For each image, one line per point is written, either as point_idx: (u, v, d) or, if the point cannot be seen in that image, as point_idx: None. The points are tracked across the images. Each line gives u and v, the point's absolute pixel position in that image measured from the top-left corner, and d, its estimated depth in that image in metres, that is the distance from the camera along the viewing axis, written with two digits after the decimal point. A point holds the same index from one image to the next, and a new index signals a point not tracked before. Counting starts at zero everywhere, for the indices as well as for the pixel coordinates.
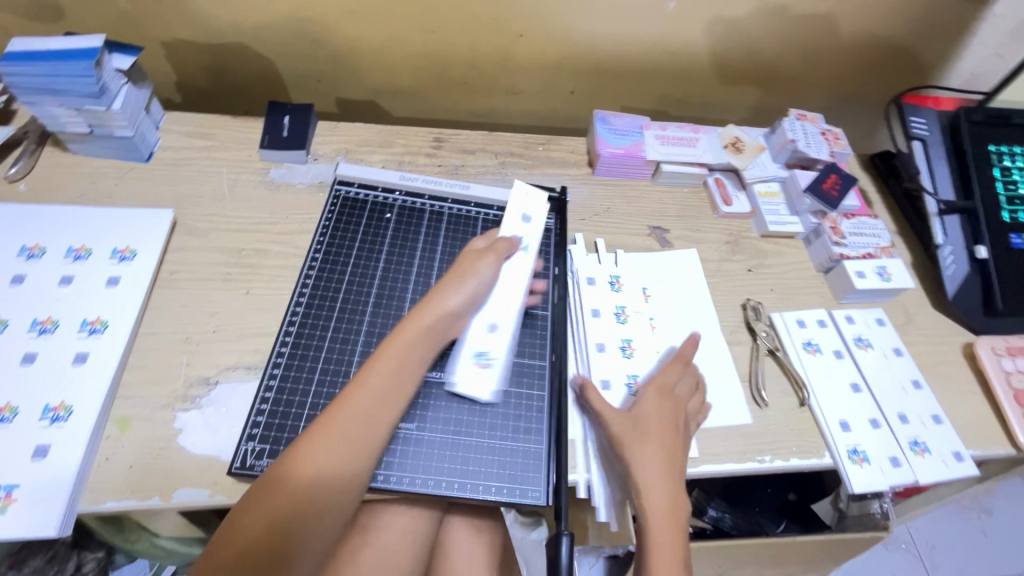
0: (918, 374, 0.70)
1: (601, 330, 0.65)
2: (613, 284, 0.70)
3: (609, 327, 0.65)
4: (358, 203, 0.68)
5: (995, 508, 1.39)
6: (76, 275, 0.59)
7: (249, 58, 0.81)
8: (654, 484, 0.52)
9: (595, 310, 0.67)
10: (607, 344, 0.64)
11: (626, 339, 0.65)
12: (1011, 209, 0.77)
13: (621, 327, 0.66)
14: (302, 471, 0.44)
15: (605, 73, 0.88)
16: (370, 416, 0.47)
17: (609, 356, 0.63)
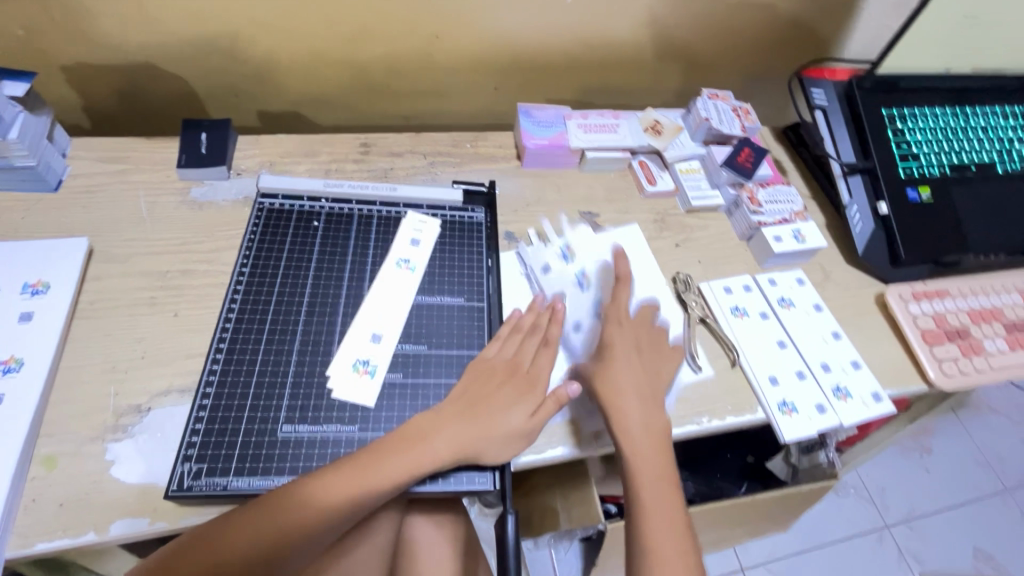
0: (838, 326, 0.76)
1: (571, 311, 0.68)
2: (566, 255, 0.73)
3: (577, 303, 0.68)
4: (284, 214, 0.67)
5: (934, 446, 1.49)
6: None
7: (159, 77, 0.78)
8: (629, 396, 0.60)
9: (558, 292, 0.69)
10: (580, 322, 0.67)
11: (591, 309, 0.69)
12: (906, 166, 0.84)
13: (584, 298, 0.69)
14: (309, 500, 0.47)
15: (525, 67, 0.90)
16: (382, 472, 0.50)
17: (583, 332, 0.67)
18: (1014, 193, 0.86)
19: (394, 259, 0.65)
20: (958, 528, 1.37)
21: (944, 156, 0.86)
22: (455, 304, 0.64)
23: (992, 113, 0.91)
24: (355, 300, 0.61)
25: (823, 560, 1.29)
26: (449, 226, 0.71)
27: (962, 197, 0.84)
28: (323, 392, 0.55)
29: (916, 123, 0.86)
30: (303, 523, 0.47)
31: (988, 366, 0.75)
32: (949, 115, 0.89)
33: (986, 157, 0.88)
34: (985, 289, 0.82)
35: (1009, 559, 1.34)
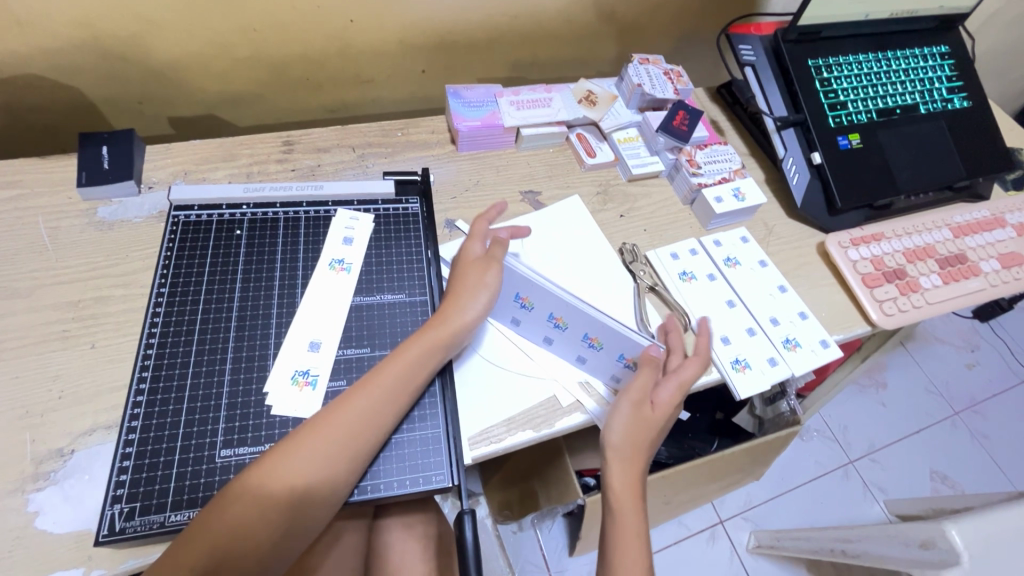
0: (783, 280, 0.77)
1: (532, 328, 0.64)
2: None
3: (536, 322, 0.63)
4: (202, 226, 0.64)
5: (888, 380, 1.57)
6: None
7: (46, 90, 0.71)
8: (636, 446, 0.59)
9: (512, 319, 0.64)
10: (551, 337, 0.63)
11: (551, 319, 0.61)
12: (835, 115, 0.85)
13: (538, 316, 0.62)
14: (261, 489, 0.46)
15: (451, 47, 0.87)
16: (330, 443, 0.49)
17: (567, 345, 0.63)
18: (937, 133, 0.89)
19: (327, 261, 0.63)
20: (916, 455, 1.45)
21: (870, 102, 0.87)
22: (397, 301, 0.62)
23: (911, 55, 0.93)
24: (288, 308, 0.59)
25: (795, 502, 1.35)
26: (383, 221, 0.68)
27: (889, 140, 0.86)
28: (263, 410, 0.53)
29: (842, 71, 0.87)
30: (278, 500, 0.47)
31: (925, 302, 0.78)
32: (872, 60, 0.90)
33: (909, 100, 0.90)
34: (917, 228, 0.85)
35: (962, 477, 1.43)
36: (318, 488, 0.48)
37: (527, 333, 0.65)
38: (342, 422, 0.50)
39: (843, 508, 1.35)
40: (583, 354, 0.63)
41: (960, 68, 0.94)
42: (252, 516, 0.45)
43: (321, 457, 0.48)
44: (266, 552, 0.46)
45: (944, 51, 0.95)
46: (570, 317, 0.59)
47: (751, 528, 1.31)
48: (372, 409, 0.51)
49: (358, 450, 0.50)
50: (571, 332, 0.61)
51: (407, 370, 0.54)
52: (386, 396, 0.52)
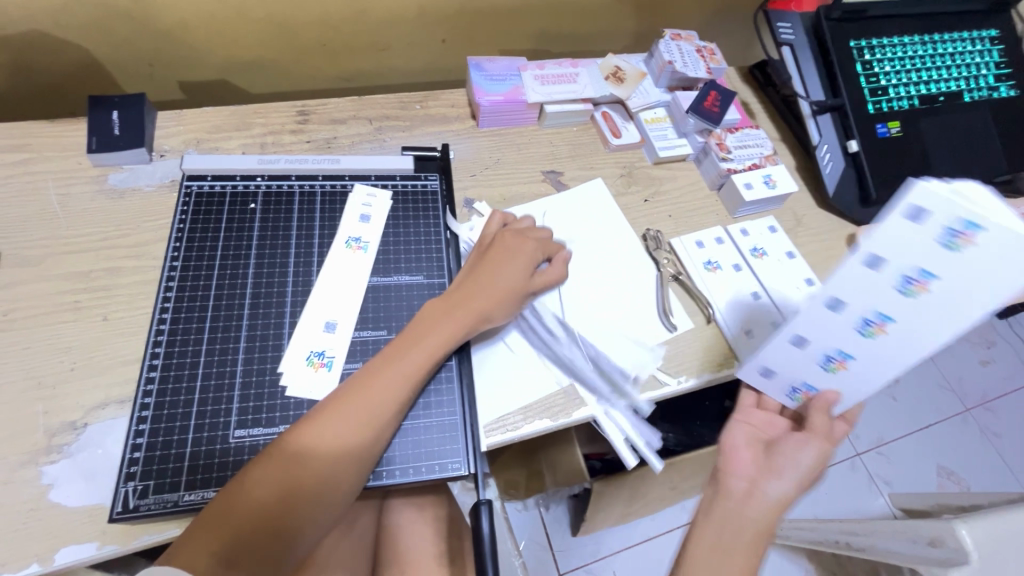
0: (811, 273, 0.74)
1: (852, 290, 0.45)
2: (952, 238, 0.38)
3: (874, 295, 0.44)
4: (215, 197, 0.62)
5: (901, 375, 1.54)
6: None
7: (55, 48, 0.68)
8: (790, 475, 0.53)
9: (875, 259, 0.42)
10: (844, 312, 0.47)
11: (881, 318, 0.46)
12: (876, 100, 0.81)
13: (888, 304, 0.44)
14: (275, 478, 0.45)
15: (473, 16, 0.83)
16: (347, 434, 0.47)
17: (834, 330, 0.49)
18: (982, 124, 0.84)
19: (343, 238, 0.61)
20: (924, 451, 1.44)
21: (912, 88, 0.83)
22: (414, 282, 0.60)
23: (959, 39, 0.88)
24: (303, 288, 0.57)
25: (800, 493, 1.35)
26: (401, 198, 0.66)
27: (930, 129, 0.82)
28: (277, 390, 0.52)
29: (885, 53, 0.83)
30: (295, 491, 0.45)
31: None
32: (917, 43, 0.85)
33: (953, 87, 0.85)
34: None
35: (970, 474, 1.43)
36: (345, 466, 0.47)
37: (847, 280, 0.44)
38: (363, 401, 0.49)
39: (848, 501, 1.35)
40: (813, 345, 0.51)
41: (1010, 54, 0.89)
42: (278, 498, 0.45)
43: (342, 437, 0.47)
44: (286, 544, 0.45)
45: (994, 35, 0.89)
46: (888, 341, 0.47)
47: None
48: (392, 397, 0.50)
49: (377, 436, 0.49)
50: (852, 337, 0.48)
51: (425, 358, 0.52)
52: (402, 383, 0.51)
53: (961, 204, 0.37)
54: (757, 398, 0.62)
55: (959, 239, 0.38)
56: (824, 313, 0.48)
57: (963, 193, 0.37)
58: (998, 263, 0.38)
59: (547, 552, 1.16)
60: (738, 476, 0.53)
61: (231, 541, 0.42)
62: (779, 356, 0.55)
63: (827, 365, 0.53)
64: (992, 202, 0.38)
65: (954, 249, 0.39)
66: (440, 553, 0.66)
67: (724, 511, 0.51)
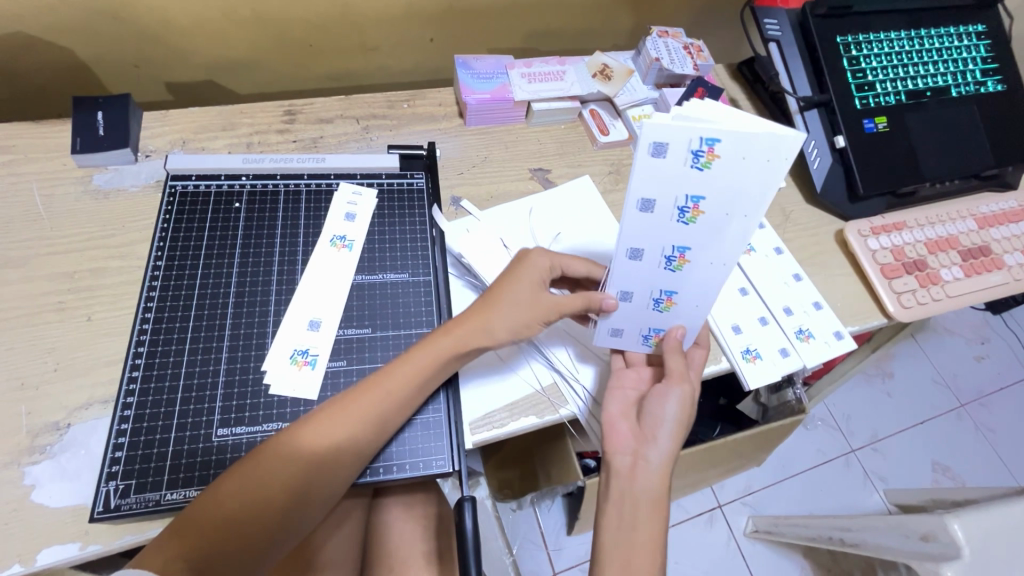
0: (799, 268, 0.74)
1: (635, 229, 0.47)
2: (699, 159, 0.42)
3: (659, 232, 0.47)
4: (200, 197, 0.62)
5: (895, 371, 1.55)
6: None
7: (40, 50, 0.68)
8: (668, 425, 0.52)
9: (646, 200, 0.45)
10: (646, 257, 0.49)
11: (678, 248, 0.48)
12: (862, 96, 0.81)
13: (678, 235, 0.47)
14: (248, 488, 0.44)
15: (460, 15, 0.83)
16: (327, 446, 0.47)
17: (641, 271, 0.50)
18: (968, 119, 0.85)
19: (328, 237, 0.61)
20: (919, 446, 1.44)
21: (899, 83, 0.83)
22: (399, 280, 0.60)
23: (946, 34, 0.88)
24: (287, 288, 0.57)
25: (795, 490, 1.35)
26: (386, 196, 0.66)
27: (917, 124, 0.82)
28: (261, 389, 0.52)
29: (871, 49, 0.83)
30: (267, 500, 0.45)
31: (944, 295, 0.75)
32: (903, 38, 0.86)
33: (940, 82, 0.85)
34: (941, 218, 0.82)
35: (965, 469, 1.43)
36: (322, 473, 0.47)
37: (631, 224, 0.47)
38: (348, 417, 0.48)
39: (843, 497, 1.35)
40: (641, 294, 0.52)
41: (996, 48, 0.89)
42: (251, 507, 0.44)
43: (321, 444, 0.47)
44: (255, 554, 0.45)
45: (980, 30, 0.90)
46: (694, 268, 0.50)
47: (749, 514, 1.31)
48: (380, 413, 0.49)
49: (358, 451, 0.48)
50: (666, 277, 0.51)
51: (416, 375, 0.51)
52: (392, 400, 0.50)
53: (692, 129, 0.41)
54: (624, 357, 0.59)
55: (702, 157, 0.43)
56: (635, 264, 0.50)
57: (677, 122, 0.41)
58: (770, 160, 0.42)
59: (541, 550, 1.16)
60: (619, 453, 0.52)
61: (201, 549, 0.42)
62: (623, 315, 0.54)
63: (660, 307, 0.54)
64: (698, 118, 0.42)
65: (703, 169, 0.43)
66: (429, 552, 0.65)
67: (619, 492, 0.51)
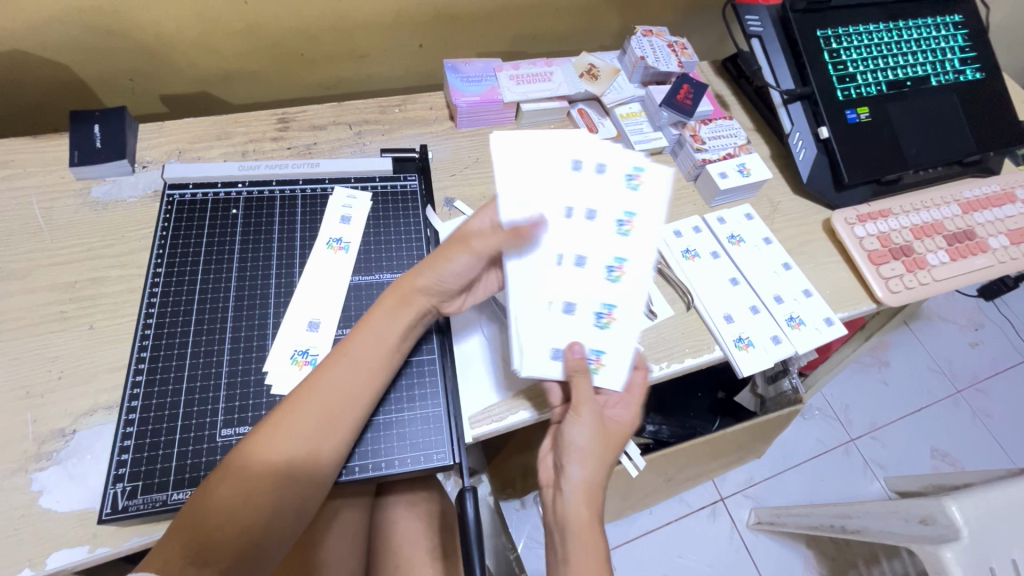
0: (788, 257, 0.76)
1: (587, 238, 0.55)
2: (632, 178, 0.57)
3: (600, 238, 0.55)
4: (197, 205, 0.63)
5: (891, 359, 1.56)
6: None
7: (36, 66, 0.69)
8: (579, 451, 0.53)
9: (566, 207, 0.55)
10: (589, 265, 0.54)
11: (618, 259, 0.55)
12: (844, 87, 0.82)
13: (617, 245, 0.55)
14: (227, 489, 0.44)
15: (448, 21, 0.84)
16: (300, 441, 0.47)
17: (551, 277, 0.54)
18: (949, 107, 0.86)
19: (324, 240, 0.62)
20: (917, 433, 1.45)
21: (879, 74, 0.85)
22: (396, 280, 0.61)
23: (924, 25, 0.90)
24: (286, 290, 0.58)
25: (796, 480, 1.36)
26: (381, 199, 0.67)
27: (899, 114, 0.84)
28: (263, 390, 0.53)
29: (851, 42, 0.85)
30: (250, 502, 0.45)
31: (931, 279, 0.77)
32: (882, 30, 0.88)
33: (920, 72, 0.87)
34: (926, 204, 0.84)
35: (963, 454, 1.44)
36: (313, 465, 0.47)
37: (574, 226, 0.55)
38: (317, 408, 0.48)
39: (844, 486, 1.36)
40: (582, 310, 0.54)
41: (974, 37, 0.91)
42: (237, 510, 0.44)
43: (295, 438, 0.46)
44: (249, 552, 0.45)
45: (957, 20, 0.92)
46: (631, 280, 0.55)
47: (752, 506, 1.32)
48: (353, 399, 0.50)
49: (335, 440, 0.48)
50: (608, 288, 0.54)
51: (380, 350, 0.52)
52: (359, 381, 0.50)
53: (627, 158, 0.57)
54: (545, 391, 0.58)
55: (636, 180, 0.57)
56: (580, 274, 0.54)
57: (600, 150, 0.57)
58: (661, 183, 0.57)
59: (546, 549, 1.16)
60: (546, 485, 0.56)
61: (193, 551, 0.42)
62: (564, 336, 0.53)
63: (601, 323, 0.54)
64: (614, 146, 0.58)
65: (634, 187, 0.57)
66: (433, 548, 0.66)
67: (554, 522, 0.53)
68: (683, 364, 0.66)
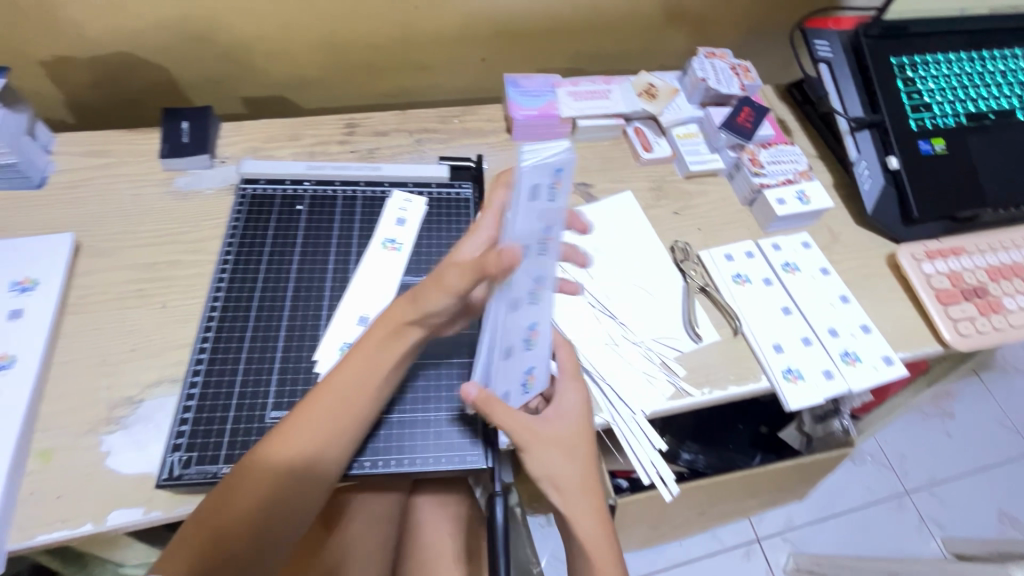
0: (846, 290, 0.73)
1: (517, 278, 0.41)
2: (552, 188, 0.39)
3: (533, 268, 0.42)
4: (267, 199, 0.67)
5: (957, 410, 1.45)
6: (25, 308, 0.57)
7: (139, 67, 0.77)
8: (558, 466, 0.53)
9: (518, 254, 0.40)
10: (521, 303, 0.44)
11: (542, 278, 0.44)
12: (918, 117, 0.79)
13: (543, 267, 0.43)
14: (236, 497, 0.46)
15: (510, 37, 0.87)
16: (307, 445, 0.48)
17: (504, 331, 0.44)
18: None
19: (379, 239, 0.64)
20: (981, 493, 1.34)
21: (958, 105, 0.81)
22: None
23: (1011, 56, 0.85)
24: (341, 283, 0.61)
25: (842, 529, 1.28)
26: (435, 204, 0.69)
27: (978, 148, 0.79)
28: (311, 377, 0.55)
29: (928, 70, 0.81)
30: (255, 507, 0.46)
31: (1006, 325, 0.72)
32: (964, 60, 0.83)
33: (1005, 105, 0.82)
34: (1004, 245, 0.78)
35: None
36: (319, 473, 0.49)
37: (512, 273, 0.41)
38: (324, 412, 0.48)
39: (895, 540, 1.27)
40: (516, 341, 0.47)
41: None
42: (243, 515, 0.46)
43: (300, 444, 0.48)
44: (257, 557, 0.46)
45: None
46: (548, 292, 0.47)
47: (791, 551, 1.25)
48: (361, 402, 0.49)
49: (340, 443, 0.49)
50: (534, 311, 0.46)
51: (381, 357, 0.50)
52: (366, 385, 0.50)
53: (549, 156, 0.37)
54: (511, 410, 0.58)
55: (553, 186, 0.39)
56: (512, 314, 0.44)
57: (523, 158, 0.37)
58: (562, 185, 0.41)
59: None
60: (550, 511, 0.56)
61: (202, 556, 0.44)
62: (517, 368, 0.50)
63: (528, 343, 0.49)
64: (543, 148, 0.37)
65: (554, 198, 0.39)
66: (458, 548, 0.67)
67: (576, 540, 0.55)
68: (726, 392, 0.64)
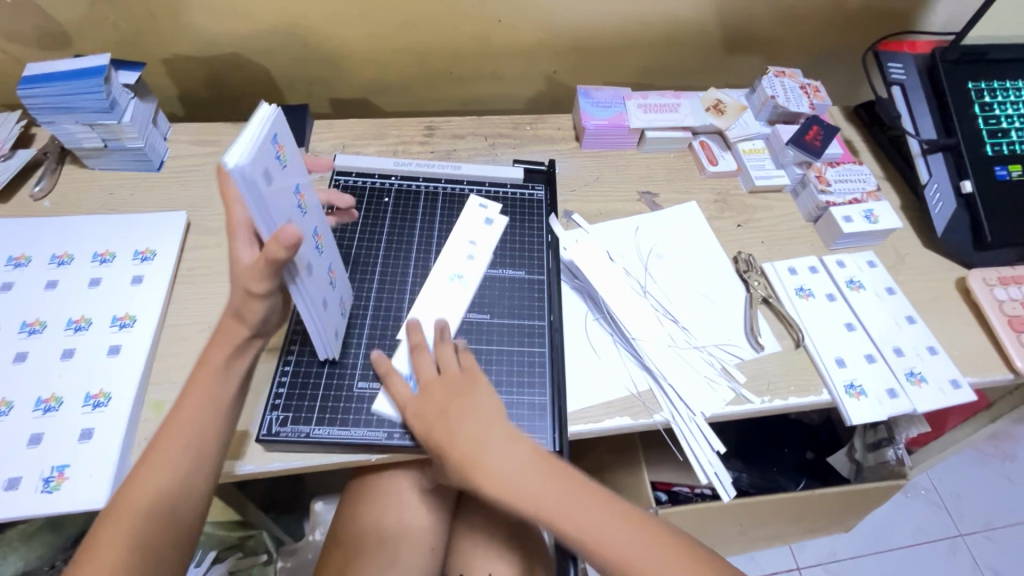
0: (913, 310, 0.72)
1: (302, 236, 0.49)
2: (279, 154, 0.45)
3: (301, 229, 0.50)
4: (358, 190, 0.72)
5: (1019, 453, 1.38)
6: (144, 275, 0.64)
7: (245, 67, 0.85)
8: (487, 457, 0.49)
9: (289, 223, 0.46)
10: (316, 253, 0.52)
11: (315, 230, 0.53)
12: (994, 142, 0.78)
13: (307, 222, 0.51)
14: (114, 529, 0.46)
15: (582, 52, 0.91)
16: (160, 484, 0.47)
17: None
18: None
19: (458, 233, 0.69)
20: None
21: None
22: (516, 276, 0.67)
23: None
24: (423, 270, 0.66)
25: (889, 566, 1.23)
26: (510, 204, 0.74)
27: None
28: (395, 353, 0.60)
29: (1007, 96, 0.81)
30: (138, 543, 0.46)
31: None
32: None
33: None
34: None
35: None
36: (180, 513, 0.48)
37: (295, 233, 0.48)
38: (161, 454, 0.48)
39: None
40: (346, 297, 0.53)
41: None
42: (127, 548, 0.46)
43: (158, 482, 0.47)
44: None
45: None
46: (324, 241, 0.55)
47: None
48: (186, 449, 0.49)
49: (184, 488, 0.48)
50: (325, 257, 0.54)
51: (197, 402, 0.50)
52: (191, 432, 0.49)
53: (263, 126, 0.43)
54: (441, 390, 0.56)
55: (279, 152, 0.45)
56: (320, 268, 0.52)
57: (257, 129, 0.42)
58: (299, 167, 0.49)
59: None
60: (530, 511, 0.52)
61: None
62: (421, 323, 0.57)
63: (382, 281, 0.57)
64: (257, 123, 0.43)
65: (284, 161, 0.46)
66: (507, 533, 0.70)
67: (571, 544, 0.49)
68: (787, 402, 0.64)
